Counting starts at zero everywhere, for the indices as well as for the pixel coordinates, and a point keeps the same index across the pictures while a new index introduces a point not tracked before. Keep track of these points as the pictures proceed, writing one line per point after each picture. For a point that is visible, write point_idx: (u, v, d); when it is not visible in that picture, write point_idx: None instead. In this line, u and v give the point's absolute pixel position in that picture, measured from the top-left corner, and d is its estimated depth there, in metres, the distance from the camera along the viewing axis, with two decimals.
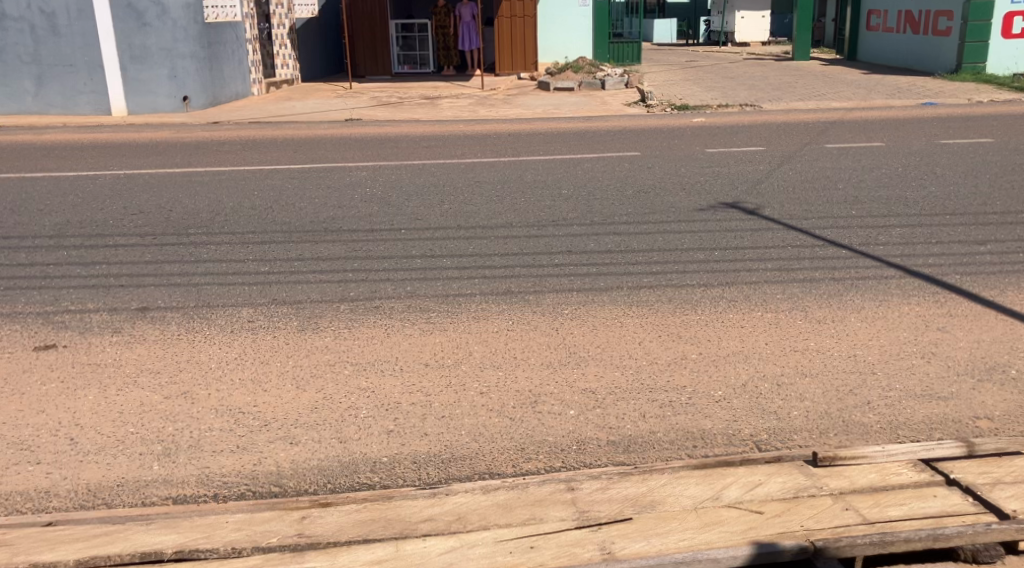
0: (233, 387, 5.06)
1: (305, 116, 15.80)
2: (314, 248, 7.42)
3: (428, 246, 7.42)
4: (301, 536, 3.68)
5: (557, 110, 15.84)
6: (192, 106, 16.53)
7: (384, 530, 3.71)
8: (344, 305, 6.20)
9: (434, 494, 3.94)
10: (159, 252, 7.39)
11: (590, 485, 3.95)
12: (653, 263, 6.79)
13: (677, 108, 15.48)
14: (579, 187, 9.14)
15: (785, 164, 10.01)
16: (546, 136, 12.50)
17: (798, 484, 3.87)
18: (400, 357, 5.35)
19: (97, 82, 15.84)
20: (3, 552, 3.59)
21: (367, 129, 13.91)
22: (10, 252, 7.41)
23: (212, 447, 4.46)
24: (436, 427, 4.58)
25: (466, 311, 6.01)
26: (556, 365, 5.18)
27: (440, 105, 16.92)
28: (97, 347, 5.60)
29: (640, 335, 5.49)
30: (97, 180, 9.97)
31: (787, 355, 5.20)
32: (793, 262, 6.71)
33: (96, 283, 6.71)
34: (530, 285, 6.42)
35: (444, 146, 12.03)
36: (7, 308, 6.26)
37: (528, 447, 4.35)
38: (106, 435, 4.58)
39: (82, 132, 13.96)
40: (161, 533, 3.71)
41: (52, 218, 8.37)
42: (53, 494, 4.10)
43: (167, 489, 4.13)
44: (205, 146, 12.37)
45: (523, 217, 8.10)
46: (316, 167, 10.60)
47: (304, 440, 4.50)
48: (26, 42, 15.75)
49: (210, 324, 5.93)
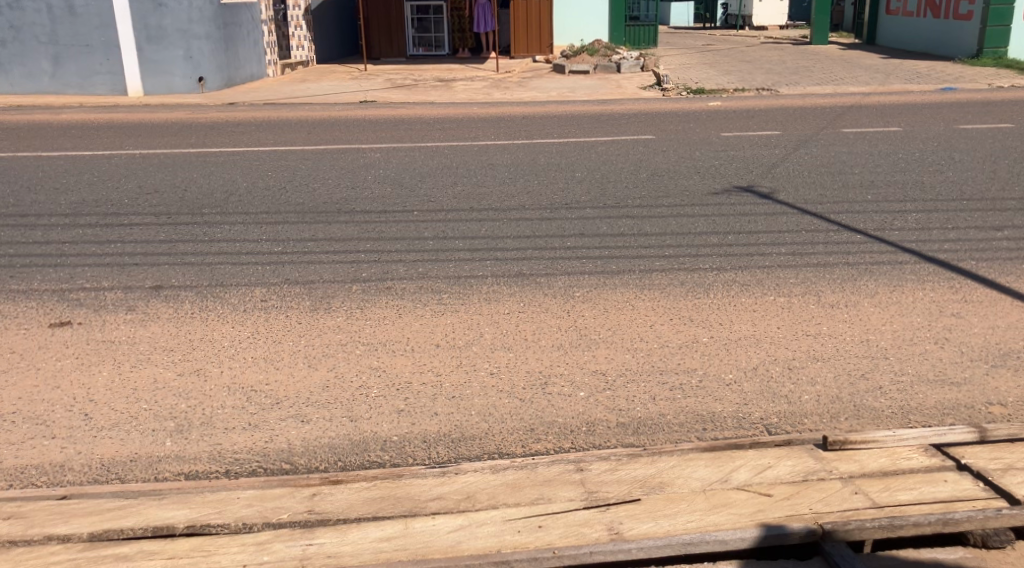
0: (247, 365, 5.10)
1: (321, 98, 15.81)
2: (327, 229, 7.43)
3: (441, 228, 7.42)
4: (311, 512, 3.72)
5: (572, 93, 15.74)
6: (207, 88, 16.50)
7: (393, 508, 3.74)
8: (355, 286, 6.21)
9: (443, 473, 3.96)
10: (173, 231, 7.42)
11: (600, 466, 3.95)
12: (665, 247, 6.75)
13: (693, 92, 15.41)
14: (593, 170, 9.12)
15: (802, 148, 9.95)
16: (560, 119, 12.47)
17: (808, 468, 3.86)
18: (413, 338, 5.37)
19: (113, 62, 15.89)
20: (18, 524, 3.64)
21: (380, 111, 13.89)
22: (25, 230, 7.45)
23: (224, 424, 4.49)
24: (446, 407, 4.60)
25: (478, 293, 6.01)
26: (567, 347, 5.18)
27: (454, 88, 16.86)
28: (111, 325, 5.63)
29: (651, 318, 5.47)
30: (113, 160, 10.00)
31: (799, 339, 5.18)
32: (807, 247, 6.67)
33: (111, 262, 6.74)
34: (542, 268, 6.42)
35: (458, 128, 12.02)
36: (22, 286, 6.30)
37: (538, 428, 4.36)
38: (119, 411, 4.62)
39: (98, 112, 13.99)
40: (174, 507, 3.75)
41: (67, 197, 8.38)
42: (68, 468, 4.14)
43: (179, 465, 4.16)
44: (220, 127, 12.41)
45: (536, 200, 8.08)
46: (331, 148, 10.61)
47: (315, 419, 4.52)
48: (43, 22, 15.80)
49: (223, 304, 5.96)
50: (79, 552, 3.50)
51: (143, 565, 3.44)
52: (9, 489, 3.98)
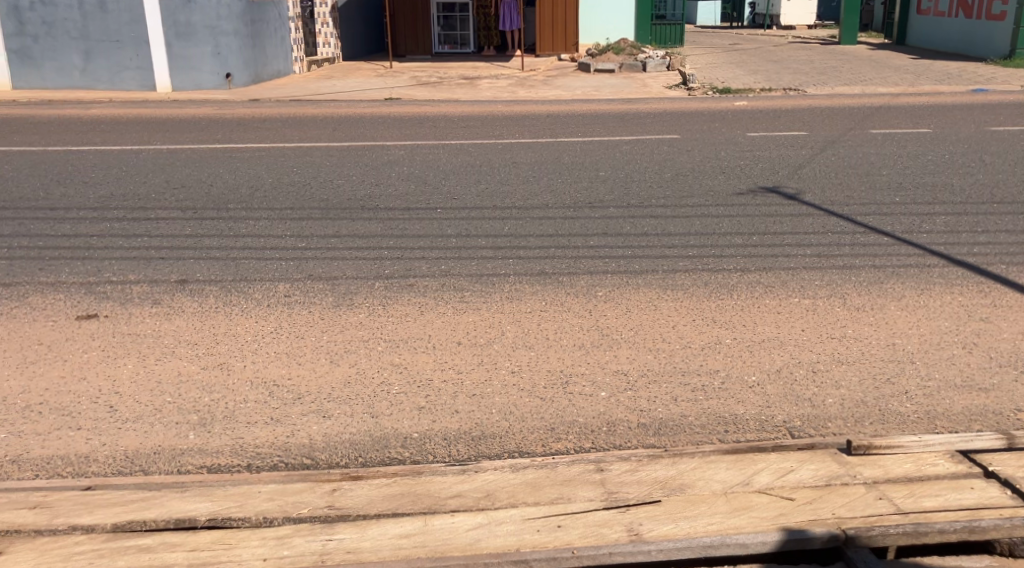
0: (270, 360, 5.11)
1: (347, 95, 15.87)
2: (351, 225, 7.45)
3: (463, 226, 7.41)
4: (330, 507, 3.73)
5: (597, 92, 15.70)
6: (234, 84, 16.51)
7: (412, 505, 3.74)
8: (378, 283, 6.22)
9: (463, 470, 3.96)
10: (199, 225, 7.47)
11: (620, 467, 3.93)
12: (689, 247, 6.71)
13: (719, 91, 15.32)
14: (617, 169, 9.08)
15: (829, 149, 9.86)
16: (585, 118, 12.44)
17: (831, 472, 3.82)
18: (434, 335, 5.37)
19: (143, 57, 16.04)
20: (43, 514, 3.67)
21: (405, 108, 13.93)
22: (54, 223, 7.52)
23: (247, 418, 4.51)
24: (466, 404, 4.59)
25: (500, 292, 6.00)
26: (589, 346, 5.16)
27: (479, 85, 16.86)
28: (137, 317, 5.68)
29: (674, 319, 5.44)
30: (141, 155, 10.08)
31: (823, 341, 5.13)
32: (832, 249, 6.61)
33: (138, 256, 6.79)
34: (563, 267, 6.39)
35: (483, 126, 12.02)
36: (51, 278, 6.37)
37: (558, 427, 4.35)
38: (144, 403, 4.65)
39: (127, 107, 14.11)
40: (196, 500, 3.77)
41: (96, 191, 8.46)
42: (93, 459, 4.17)
43: (202, 458, 4.18)
44: (247, 122, 12.48)
45: (559, 199, 8.06)
46: (356, 145, 10.65)
47: (336, 414, 4.53)
48: (75, 18, 15.99)
49: (247, 299, 5.99)
50: (103, 542, 3.53)
51: (164, 557, 3.46)
52: (35, 478, 4.02)
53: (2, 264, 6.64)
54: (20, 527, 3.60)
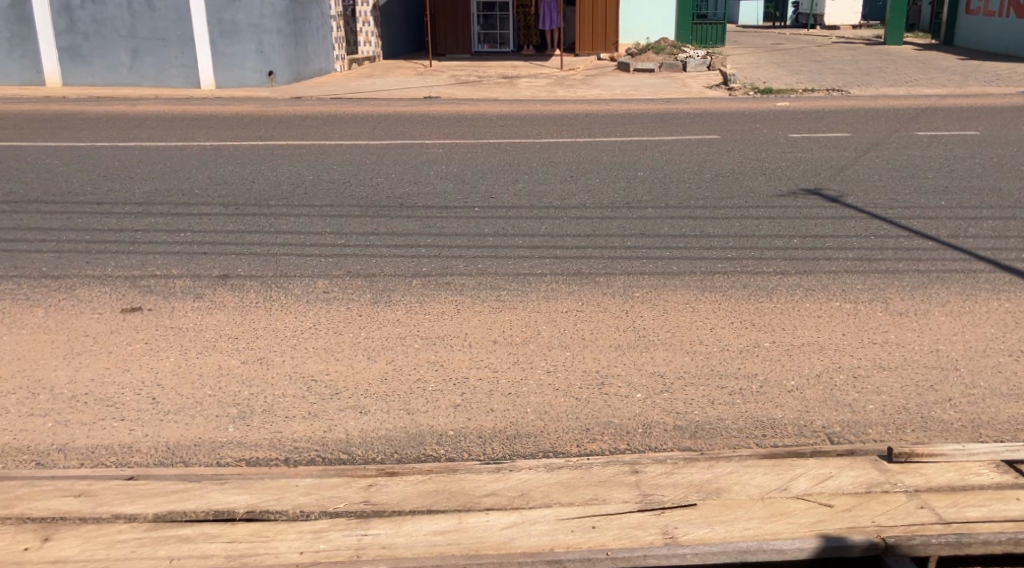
0: (308, 355, 5.15)
1: (387, 93, 15.95)
2: (389, 223, 7.47)
3: (500, 225, 7.41)
4: (366, 503, 3.75)
5: (637, 91, 15.62)
6: (277, 82, 16.64)
7: (447, 502, 3.74)
8: (415, 281, 6.24)
9: (498, 468, 3.96)
10: (241, 221, 7.54)
11: (656, 469, 3.90)
12: (728, 249, 6.65)
13: (761, 91, 15.17)
14: (656, 169, 9.03)
15: (873, 151, 9.71)
16: (624, 117, 12.38)
17: (871, 479, 3.76)
18: (471, 333, 5.37)
19: (188, 55, 16.27)
20: (87, 502, 3.74)
21: (444, 107, 13.95)
22: (100, 218, 7.64)
23: (285, 412, 4.54)
24: (501, 403, 4.59)
25: (536, 291, 5.99)
26: (625, 347, 5.12)
27: (518, 84, 16.86)
28: (179, 311, 5.75)
29: (712, 321, 5.39)
30: (184, 151, 10.19)
31: (865, 346, 5.05)
32: (875, 253, 6.51)
33: (181, 250, 6.87)
34: (601, 267, 6.37)
35: (521, 125, 12.00)
36: (96, 271, 6.47)
37: (593, 428, 4.32)
38: (185, 396, 4.71)
39: (172, 104, 14.29)
40: (234, 492, 3.80)
41: (141, 186, 8.59)
42: (135, 450, 4.23)
43: (241, 451, 4.21)
44: (288, 120, 12.59)
45: (597, 199, 8.03)
46: (394, 143, 10.69)
47: (372, 410, 4.55)
48: (123, 16, 16.26)
49: (287, 294, 6.03)
50: (144, 532, 3.58)
51: (204, 547, 3.50)
52: (80, 467, 4.08)
53: (50, 257, 6.75)
54: (66, 514, 3.67)
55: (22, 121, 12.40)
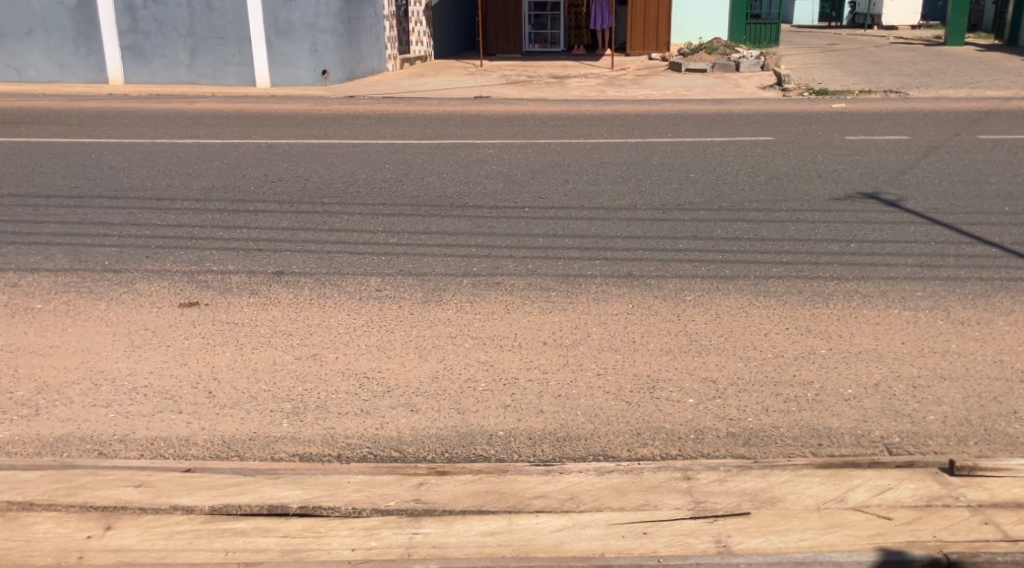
0: (360, 352, 5.19)
1: (438, 92, 16.02)
2: (440, 222, 7.50)
3: (551, 225, 7.39)
4: (417, 501, 3.76)
5: (689, 92, 15.50)
6: (330, 81, 16.86)
7: (497, 503, 3.74)
8: (466, 280, 6.25)
9: (548, 471, 3.95)
10: (295, 219, 7.63)
11: (708, 476, 3.86)
12: (783, 253, 6.56)
13: (816, 93, 14.95)
14: (709, 171, 8.95)
15: (932, 155, 9.51)
16: (677, 118, 12.29)
17: (931, 492, 3.68)
18: (522, 334, 5.37)
19: (244, 54, 16.52)
20: (146, 492, 3.81)
21: (496, 107, 13.97)
22: (160, 213, 7.78)
23: (338, 408, 4.58)
24: (552, 405, 4.58)
25: (587, 293, 5.96)
26: (677, 351, 5.08)
27: (568, 85, 16.83)
28: (235, 306, 5.83)
29: (766, 327, 5.32)
30: (240, 148, 10.34)
31: (925, 355, 4.95)
32: (935, 259, 6.38)
33: (237, 246, 6.97)
34: (653, 269, 6.32)
35: (573, 125, 11.97)
36: (155, 266, 6.58)
37: (645, 432, 4.29)
38: (240, 390, 4.77)
39: (228, 102, 14.50)
40: (288, 487, 3.84)
41: (198, 182, 8.74)
42: (192, 442, 4.30)
43: (294, 447, 4.25)
44: (342, 119, 12.71)
45: (649, 200, 7.98)
46: (445, 143, 10.73)
47: (423, 409, 4.57)
48: (183, 15, 16.57)
49: (339, 291, 6.09)
50: (200, 524, 3.63)
51: (258, 541, 3.54)
52: (139, 458, 4.15)
53: (111, 251, 6.89)
54: (126, 503, 3.74)
55: (85, 117, 12.67)
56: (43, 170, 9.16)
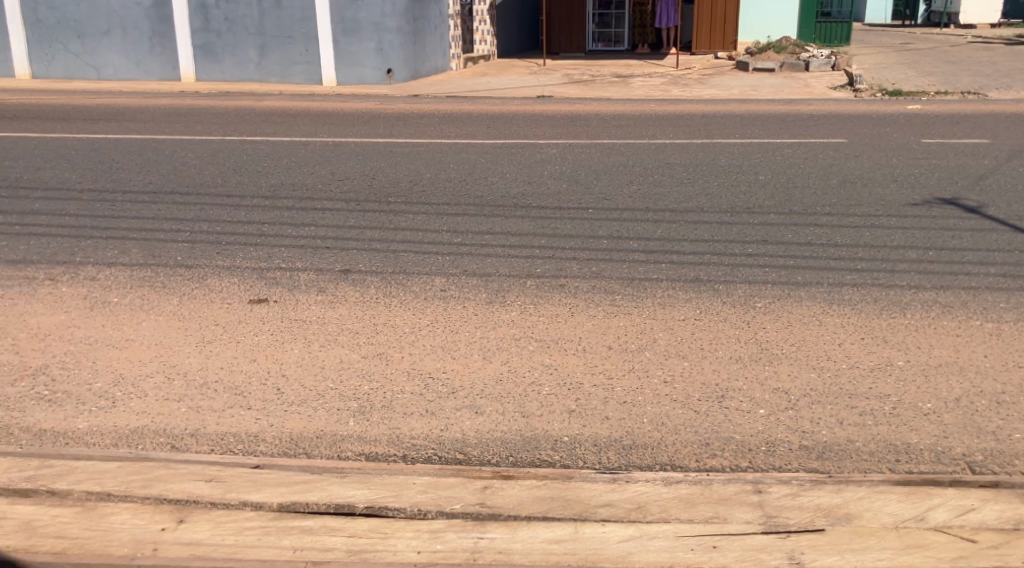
0: (425, 353, 5.20)
1: (502, 92, 16.02)
2: (504, 223, 7.49)
3: (616, 227, 7.33)
4: (482, 506, 3.74)
5: (757, 91, 15.26)
6: (395, 80, 16.85)
7: (563, 510, 3.71)
8: (530, 281, 6.23)
9: (614, 479, 3.90)
10: (362, 217, 7.68)
11: (780, 490, 3.77)
12: (857, 260, 6.40)
13: (890, 93, 14.60)
14: (778, 173, 8.79)
15: (1014, 159, 9.20)
16: (745, 118, 12.10)
17: (1017, 515, 3.55)
18: (587, 338, 5.32)
19: (312, 53, 16.74)
20: (217, 487, 3.85)
21: (561, 106, 13.93)
22: (230, 210, 7.90)
23: (403, 409, 4.59)
24: (618, 412, 4.52)
25: (653, 297, 5.89)
26: (747, 360, 4.98)
27: (633, 84, 16.69)
28: (303, 304, 5.89)
29: (840, 336, 5.20)
30: (309, 146, 10.47)
31: (1009, 370, 4.78)
32: (1019, 269, 6.16)
33: (305, 244, 7.04)
34: (721, 274, 6.23)
35: (638, 125, 11.87)
36: (226, 262, 6.69)
37: (714, 442, 4.22)
38: (308, 388, 4.81)
39: (296, 100, 14.70)
40: (354, 486, 3.85)
41: (268, 180, 8.87)
42: (261, 438, 4.34)
43: (360, 445, 4.27)
44: (407, 118, 12.79)
45: (718, 203, 7.86)
46: (510, 142, 10.72)
47: (488, 411, 4.55)
48: (253, 14, 16.85)
49: (404, 291, 6.11)
50: (269, 521, 3.66)
51: (325, 540, 3.56)
52: (209, 453, 4.21)
53: (183, 246, 7.02)
54: (198, 497, 3.78)
55: (159, 114, 12.96)
56: (119, 166, 9.39)
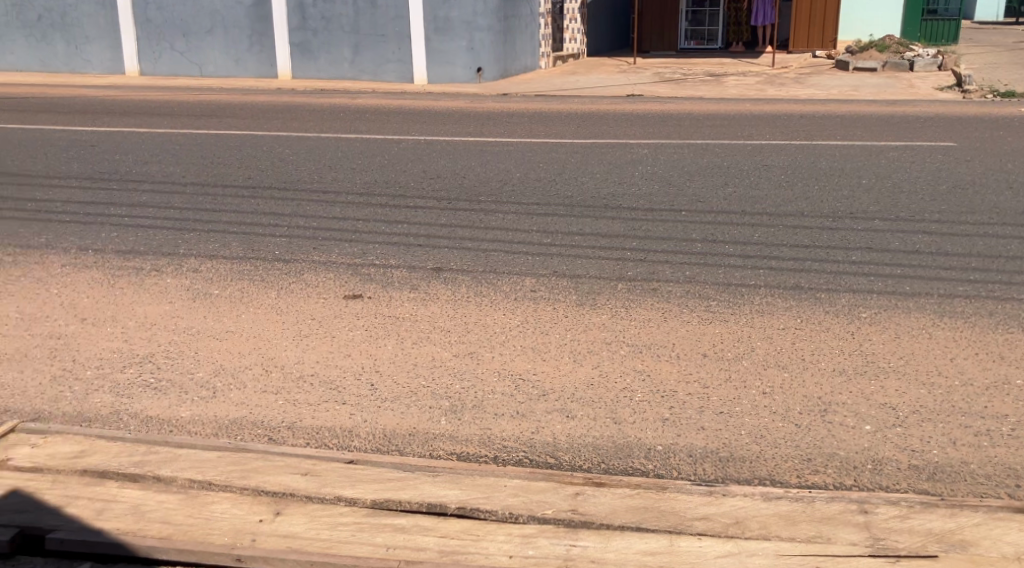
0: (516, 354, 5.16)
1: (593, 90, 15.91)
2: (595, 224, 7.41)
3: (710, 230, 7.18)
4: (575, 512, 3.68)
5: (857, 92, 14.81)
6: (485, 78, 16.86)
7: (658, 521, 3.62)
8: (622, 284, 6.14)
9: (711, 492, 3.79)
10: (453, 216, 7.70)
11: (887, 511, 3.61)
12: (968, 270, 6.13)
13: (1001, 95, 13.98)
14: (881, 177, 8.49)
15: None
16: (845, 120, 11.74)
17: None
18: (681, 344, 5.21)
19: (404, 52, 16.92)
20: (312, 481, 3.88)
21: (654, 106, 13.75)
22: (325, 206, 8.02)
23: (494, 409, 4.56)
24: (715, 422, 4.41)
25: (750, 303, 5.74)
26: (851, 373, 4.80)
27: (727, 83, 16.38)
28: (396, 301, 5.92)
29: (951, 352, 4.97)
30: (401, 144, 10.56)
31: None
32: None
33: (397, 241, 7.09)
34: (822, 282, 6.03)
35: (732, 125, 11.63)
36: (321, 257, 6.78)
37: (816, 458, 4.07)
38: (401, 385, 4.82)
39: (387, 98, 14.87)
40: (446, 487, 3.84)
41: (361, 177, 8.97)
42: (355, 433, 4.36)
43: (452, 445, 4.25)
44: (498, 116, 12.79)
45: (817, 207, 7.63)
46: (601, 142, 10.62)
47: (580, 416, 4.49)
48: (348, 13, 17.10)
49: (495, 290, 6.09)
50: (361, 516, 3.67)
51: (417, 539, 3.54)
52: (305, 446, 4.25)
53: (280, 241, 7.15)
54: (293, 490, 3.82)
55: (257, 111, 13.26)
56: (220, 161, 9.63)
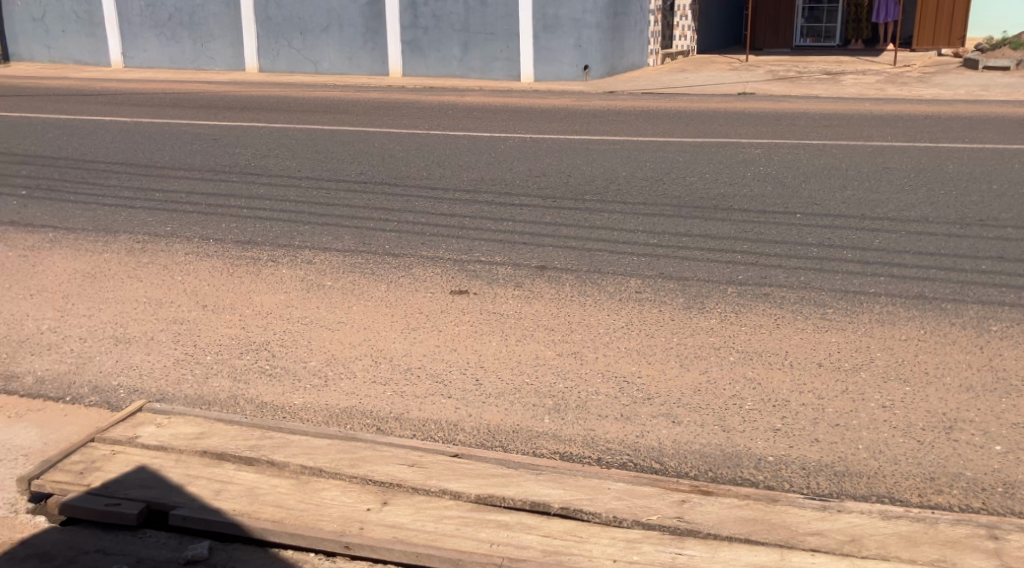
0: (622, 355, 5.09)
1: (702, 89, 15.63)
2: (704, 225, 7.25)
3: (825, 234, 6.94)
4: (681, 520, 3.59)
5: (985, 92, 14.12)
6: (592, 76, 16.77)
7: (768, 534, 3.49)
8: (732, 288, 5.99)
9: (825, 507, 3.65)
10: (559, 214, 7.66)
11: (1018, 539, 3.41)
12: None
13: None
14: (1013, 183, 8.05)
15: None
16: (973, 121, 11.20)
17: None
18: (794, 352, 5.04)
19: (513, 50, 16.97)
20: (417, 473, 3.90)
21: (766, 105, 13.41)
22: (432, 202, 8.08)
23: (599, 410, 4.51)
24: (830, 434, 4.24)
25: (868, 312, 5.52)
26: (978, 390, 4.56)
27: (844, 81, 15.86)
28: (501, 298, 5.91)
29: None
30: (507, 142, 10.58)
31: None
32: None
33: (503, 238, 7.09)
34: (947, 292, 5.75)
35: (848, 126, 11.24)
36: (429, 252, 6.83)
37: (940, 478, 3.87)
38: (505, 381, 4.81)
39: (495, 96, 14.93)
40: (550, 486, 3.79)
41: (468, 174, 9.02)
42: (460, 428, 4.37)
43: (556, 444, 4.22)
44: (604, 115, 12.69)
45: (941, 213, 7.29)
46: (710, 142, 10.41)
47: (687, 421, 4.39)
48: (459, 11, 17.25)
49: (601, 290, 6.02)
50: (465, 511, 3.66)
51: (520, 537, 3.50)
52: (411, 437, 4.28)
53: (388, 235, 7.24)
54: (399, 481, 3.84)
55: (368, 108, 13.50)
56: (333, 156, 9.83)
